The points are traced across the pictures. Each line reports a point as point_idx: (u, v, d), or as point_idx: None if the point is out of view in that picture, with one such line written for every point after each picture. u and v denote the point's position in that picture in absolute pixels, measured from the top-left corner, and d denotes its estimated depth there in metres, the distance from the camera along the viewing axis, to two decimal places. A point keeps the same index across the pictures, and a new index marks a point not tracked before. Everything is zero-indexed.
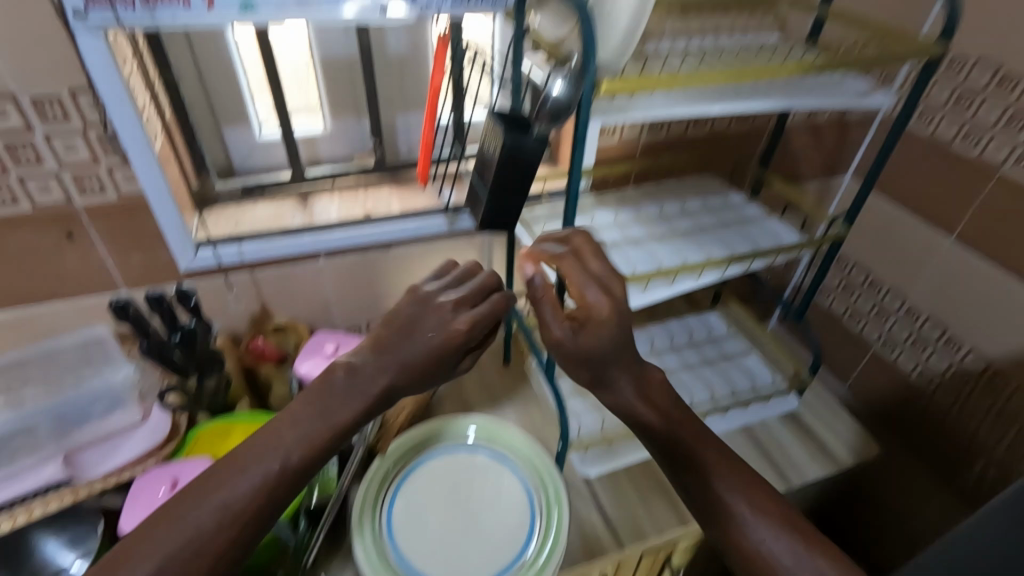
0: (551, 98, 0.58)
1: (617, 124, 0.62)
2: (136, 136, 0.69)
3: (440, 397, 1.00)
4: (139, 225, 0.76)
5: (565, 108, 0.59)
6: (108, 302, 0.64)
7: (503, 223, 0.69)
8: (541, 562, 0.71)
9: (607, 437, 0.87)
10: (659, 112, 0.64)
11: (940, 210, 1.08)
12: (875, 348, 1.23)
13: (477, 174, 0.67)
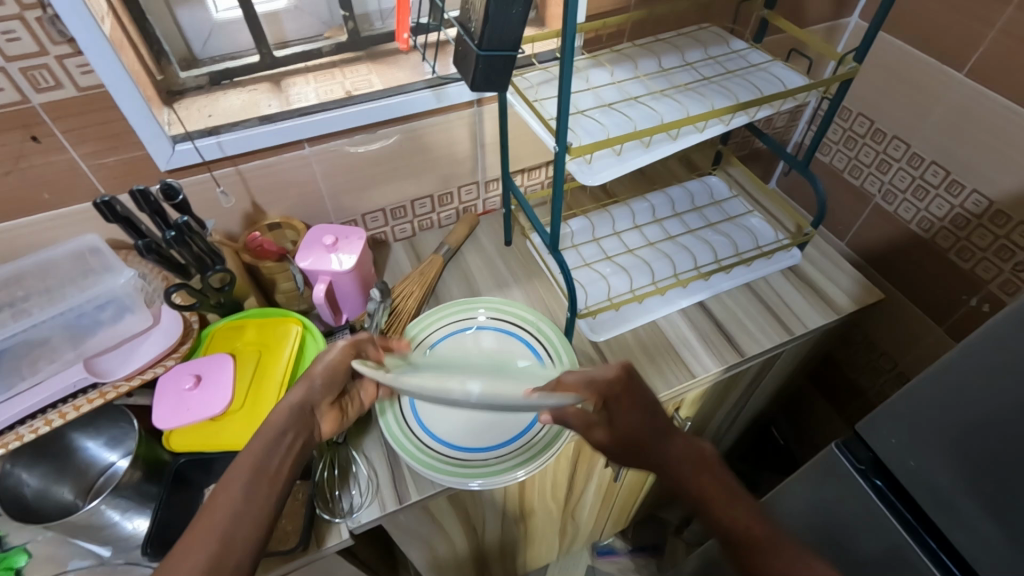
0: None
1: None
2: (79, 14, 0.62)
3: (447, 282, 1.01)
4: (106, 120, 0.71)
5: None
6: (93, 201, 0.61)
7: (497, 85, 0.60)
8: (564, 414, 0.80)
9: (616, 303, 0.90)
10: None
11: (951, 43, 1.01)
12: (876, 200, 1.23)
13: (465, 31, 0.58)
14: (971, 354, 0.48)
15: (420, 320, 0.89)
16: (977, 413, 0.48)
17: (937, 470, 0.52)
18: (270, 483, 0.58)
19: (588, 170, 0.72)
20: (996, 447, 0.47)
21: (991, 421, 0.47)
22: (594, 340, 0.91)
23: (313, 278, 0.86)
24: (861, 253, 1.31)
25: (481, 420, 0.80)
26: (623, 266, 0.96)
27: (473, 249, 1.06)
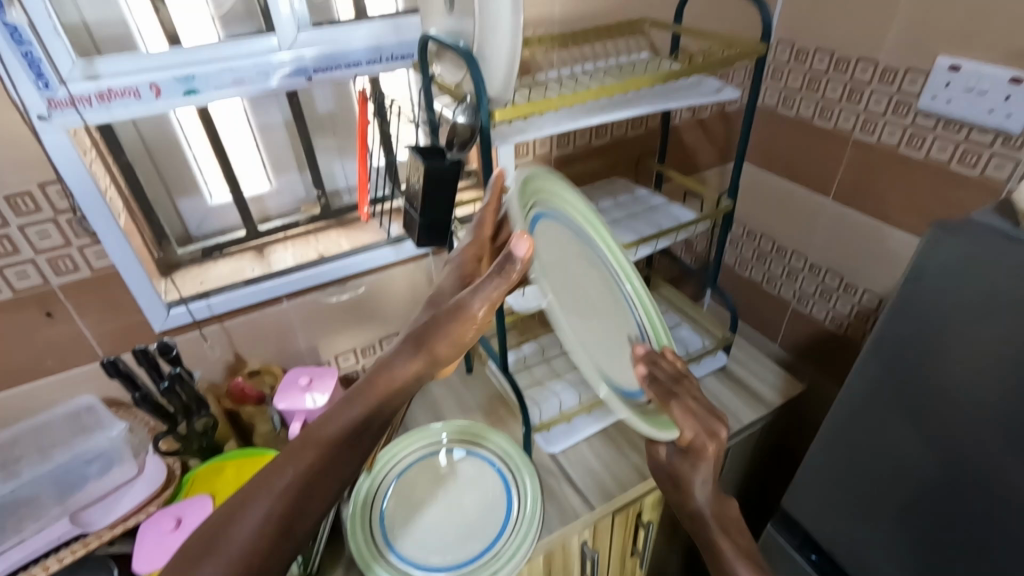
0: (456, 128, 0.69)
1: (523, 142, 0.76)
2: (103, 214, 0.77)
3: (415, 412, 1.10)
4: (112, 294, 0.84)
5: (470, 136, 0.69)
6: (100, 361, 0.72)
7: (439, 242, 0.76)
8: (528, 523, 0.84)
9: (567, 415, 0.99)
10: (553, 129, 0.78)
11: (813, 176, 1.26)
12: (793, 304, 1.41)
13: (410, 205, 0.75)
14: (944, 351, 0.60)
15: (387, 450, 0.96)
16: (956, 409, 0.61)
17: (894, 479, 0.71)
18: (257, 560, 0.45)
19: (523, 301, 0.87)
20: (934, 454, 0.65)
21: (907, 437, 0.68)
22: (550, 452, 0.99)
23: (290, 417, 0.95)
24: (793, 353, 1.45)
25: (450, 540, 0.85)
26: (572, 382, 1.07)
27: (438, 378, 1.16)
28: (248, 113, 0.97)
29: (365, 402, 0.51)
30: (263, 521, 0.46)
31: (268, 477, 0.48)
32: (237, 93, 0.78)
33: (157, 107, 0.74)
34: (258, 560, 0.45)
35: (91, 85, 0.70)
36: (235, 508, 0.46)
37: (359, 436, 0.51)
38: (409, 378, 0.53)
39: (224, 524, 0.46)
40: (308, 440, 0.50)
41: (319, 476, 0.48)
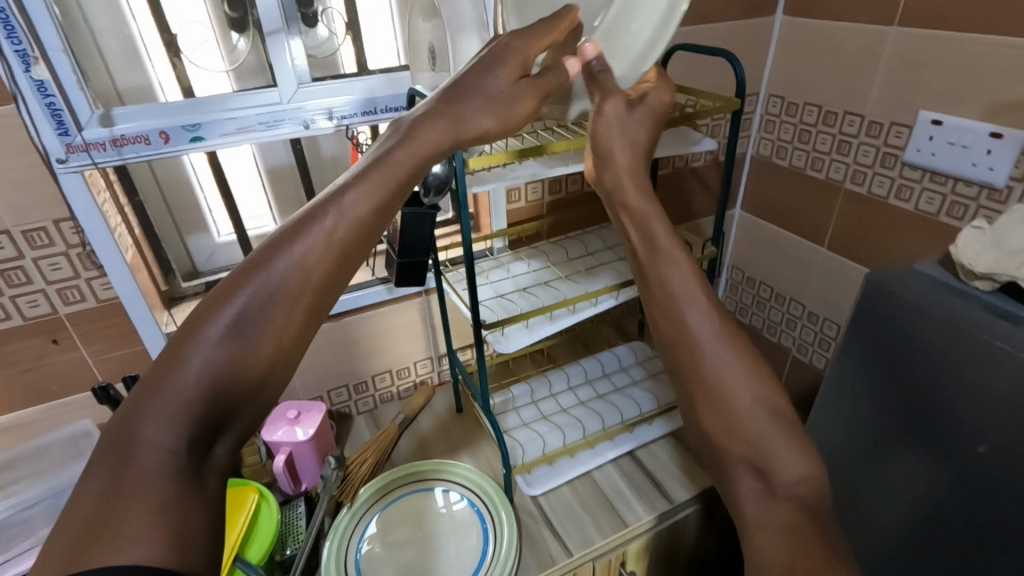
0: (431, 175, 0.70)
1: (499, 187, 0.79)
2: (111, 249, 0.83)
3: (403, 448, 1.11)
4: (115, 324, 0.89)
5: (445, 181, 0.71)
6: (92, 387, 0.75)
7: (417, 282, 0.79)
8: (502, 564, 0.86)
9: (549, 457, 1.00)
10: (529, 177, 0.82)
11: (807, 225, 1.26)
12: (793, 352, 1.39)
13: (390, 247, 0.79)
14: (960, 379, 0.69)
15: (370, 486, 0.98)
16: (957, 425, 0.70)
17: (899, 500, 0.80)
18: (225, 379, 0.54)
19: (503, 341, 0.89)
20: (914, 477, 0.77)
21: (911, 456, 0.77)
22: (530, 494, 0.98)
23: (275, 450, 0.97)
24: (795, 402, 1.42)
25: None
26: (558, 424, 1.07)
27: (428, 416, 1.18)
28: (256, 157, 1.04)
29: (305, 251, 0.58)
30: (201, 380, 0.52)
31: (200, 330, 0.54)
32: (240, 139, 0.84)
33: (165, 151, 0.81)
34: (206, 389, 0.52)
35: (105, 131, 0.76)
36: (183, 345, 0.53)
37: (303, 280, 0.57)
38: (353, 220, 0.59)
39: (170, 369, 0.52)
40: (241, 292, 0.56)
41: (270, 325, 0.56)
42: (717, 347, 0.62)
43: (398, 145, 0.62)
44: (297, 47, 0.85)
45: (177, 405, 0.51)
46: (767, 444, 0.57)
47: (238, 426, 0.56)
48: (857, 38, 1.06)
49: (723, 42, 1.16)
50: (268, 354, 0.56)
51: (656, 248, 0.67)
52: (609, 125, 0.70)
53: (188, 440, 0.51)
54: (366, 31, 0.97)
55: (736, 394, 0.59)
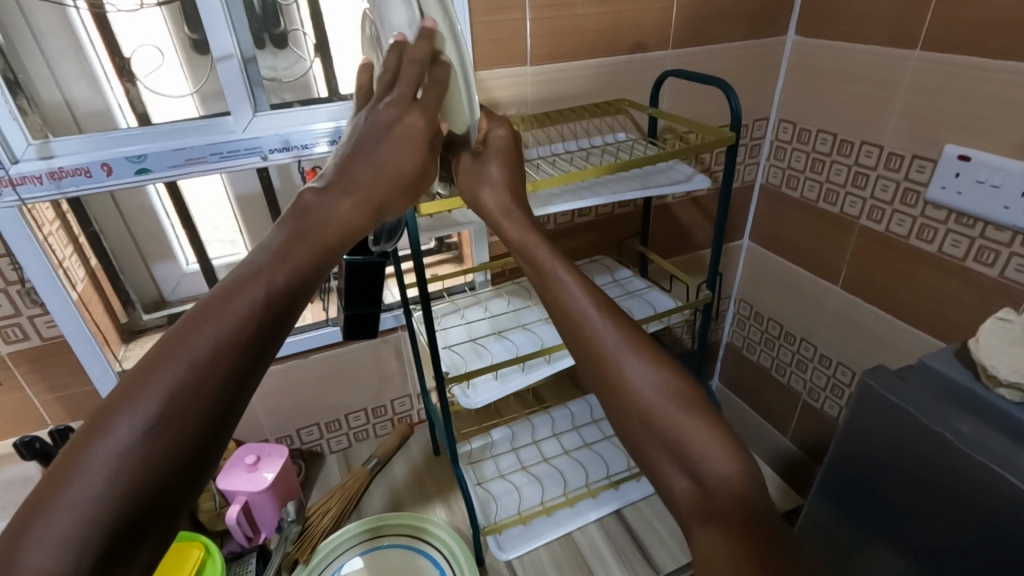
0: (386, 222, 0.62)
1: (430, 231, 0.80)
2: (53, 286, 0.78)
3: (372, 495, 1.04)
4: (62, 364, 0.84)
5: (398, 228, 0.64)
6: (15, 442, 0.70)
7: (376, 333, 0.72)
8: None
9: (524, 517, 0.91)
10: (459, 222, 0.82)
11: (819, 262, 1.16)
12: (803, 396, 1.29)
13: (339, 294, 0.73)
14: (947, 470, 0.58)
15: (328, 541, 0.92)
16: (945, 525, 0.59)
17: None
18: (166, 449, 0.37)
19: (471, 394, 0.81)
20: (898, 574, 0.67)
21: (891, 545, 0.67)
22: (501, 558, 0.89)
23: (230, 498, 0.90)
24: (805, 450, 1.32)
25: None
26: (538, 476, 0.99)
27: (403, 459, 1.10)
28: (224, 184, 0.98)
29: (230, 317, 0.42)
30: (105, 490, 0.35)
31: (103, 429, 0.37)
32: (189, 171, 0.78)
33: (108, 184, 0.75)
34: (134, 480, 0.36)
35: (42, 164, 0.71)
36: (104, 420, 0.37)
37: (253, 335, 0.42)
38: (280, 290, 0.45)
39: (83, 454, 0.36)
40: (156, 371, 0.39)
41: (188, 406, 0.38)
42: (617, 344, 0.52)
43: (321, 211, 0.51)
44: (253, 73, 0.79)
45: (73, 529, 0.34)
46: (685, 438, 0.46)
47: (164, 540, 0.37)
48: (875, 62, 0.96)
49: (728, 64, 1.07)
50: (193, 440, 0.38)
51: (548, 271, 0.58)
52: (467, 178, 0.67)
53: (91, 568, 0.33)
54: (336, 52, 0.91)
55: (637, 385, 0.49)
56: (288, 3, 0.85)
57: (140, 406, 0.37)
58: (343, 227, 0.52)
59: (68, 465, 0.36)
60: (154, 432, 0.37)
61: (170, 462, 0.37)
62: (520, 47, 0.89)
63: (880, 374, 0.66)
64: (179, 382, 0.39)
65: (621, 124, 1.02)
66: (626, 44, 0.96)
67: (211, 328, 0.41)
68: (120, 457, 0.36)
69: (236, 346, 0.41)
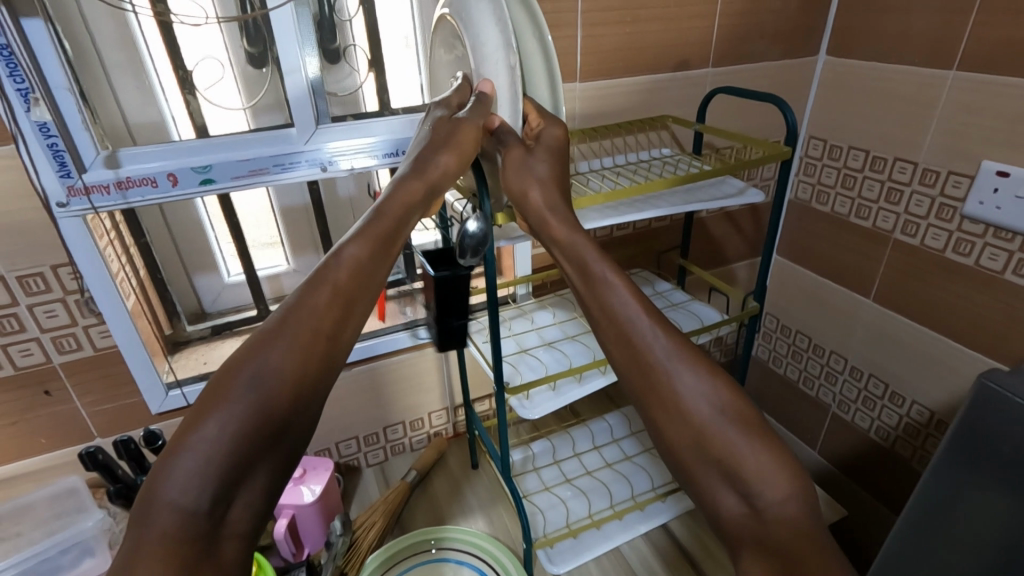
0: (467, 233, 0.69)
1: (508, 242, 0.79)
2: (110, 296, 0.78)
3: (413, 510, 1.03)
4: (113, 374, 0.84)
5: (481, 241, 0.68)
6: (78, 452, 0.69)
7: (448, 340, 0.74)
8: None
9: (573, 530, 0.90)
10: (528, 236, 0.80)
11: (851, 275, 1.18)
12: (833, 409, 1.30)
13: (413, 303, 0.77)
14: None
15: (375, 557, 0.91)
16: None
17: None
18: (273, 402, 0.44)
19: (527, 405, 0.81)
20: None
21: None
22: (553, 572, 0.88)
23: (278, 512, 0.89)
24: (835, 464, 1.32)
25: None
26: (582, 489, 0.99)
27: (441, 472, 1.09)
28: (270, 196, 0.98)
29: (318, 297, 0.50)
30: (221, 437, 0.41)
31: (223, 384, 0.44)
32: (252, 181, 0.79)
33: (173, 194, 0.76)
34: (250, 427, 0.42)
35: (110, 173, 0.72)
36: (228, 375, 0.44)
37: (329, 313, 0.50)
38: (354, 270, 0.53)
39: (213, 402, 0.42)
40: (267, 338, 0.47)
41: (289, 368, 0.46)
42: (672, 361, 0.52)
43: (387, 201, 0.60)
44: (316, 88, 0.82)
45: (198, 466, 0.40)
46: (745, 460, 0.46)
47: (266, 484, 0.44)
48: (910, 81, 0.99)
49: (761, 84, 1.10)
50: (291, 394, 0.46)
51: (604, 282, 0.58)
52: (515, 172, 0.67)
53: (211, 501, 0.40)
54: (390, 67, 0.93)
55: (692, 401, 0.50)
56: (345, 19, 0.87)
57: (257, 365, 0.45)
58: (404, 218, 0.59)
59: (197, 411, 0.42)
60: (270, 390, 0.44)
61: (277, 416, 0.44)
62: (571, 64, 0.91)
63: (1006, 377, 0.52)
64: (274, 350, 0.46)
65: (663, 139, 1.04)
66: (669, 63, 0.99)
67: (305, 304, 0.50)
68: (243, 403, 0.43)
69: (322, 320, 0.49)
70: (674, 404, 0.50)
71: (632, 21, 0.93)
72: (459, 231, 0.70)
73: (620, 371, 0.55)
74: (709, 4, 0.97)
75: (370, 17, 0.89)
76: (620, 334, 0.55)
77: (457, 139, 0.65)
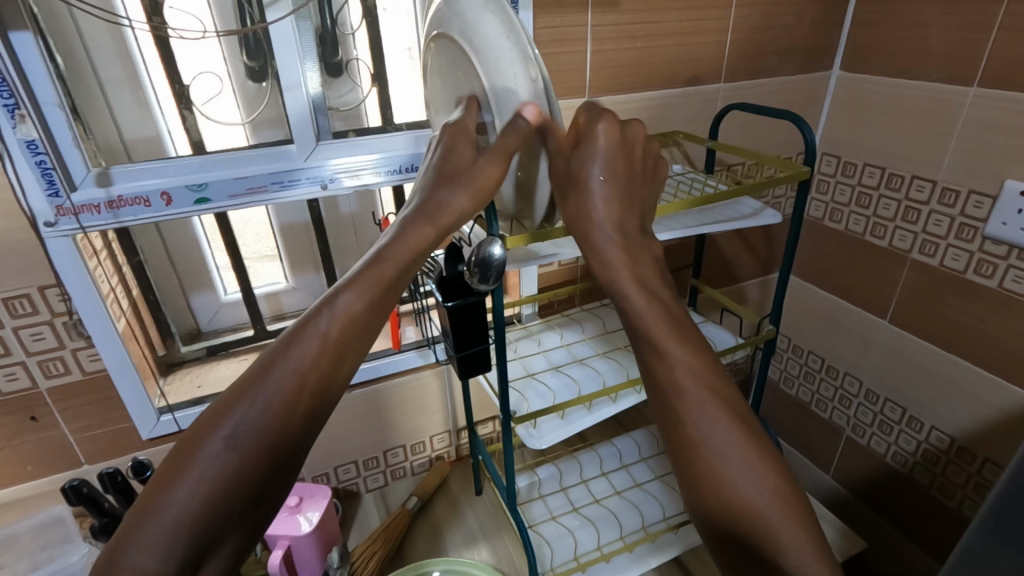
0: (485, 256, 0.61)
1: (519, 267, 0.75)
2: (100, 319, 0.75)
3: (414, 539, 0.99)
4: (102, 400, 0.80)
5: (497, 267, 0.61)
6: (61, 485, 0.65)
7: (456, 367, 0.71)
8: None
9: (581, 564, 0.87)
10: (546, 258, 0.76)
11: (867, 294, 1.15)
12: (847, 432, 1.26)
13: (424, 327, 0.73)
14: None
15: None
16: None
17: None
18: (246, 464, 0.47)
19: (535, 434, 0.77)
20: None
21: None
22: None
23: (273, 545, 0.85)
24: (849, 489, 1.28)
25: None
26: (590, 518, 0.95)
27: (443, 499, 1.06)
28: (270, 213, 0.95)
29: (304, 353, 0.52)
30: (191, 498, 0.45)
31: (197, 443, 0.47)
32: (249, 200, 0.76)
33: (167, 214, 0.73)
34: (218, 490, 0.46)
35: (101, 193, 0.69)
36: (204, 434, 0.47)
37: (308, 371, 0.52)
38: (345, 321, 0.54)
39: (183, 464, 0.46)
40: (244, 397, 0.49)
41: (265, 429, 0.48)
42: (714, 426, 0.55)
43: (390, 244, 0.58)
44: (317, 104, 0.80)
45: (168, 528, 0.44)
46: (771, 527, 0.51)
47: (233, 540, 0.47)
48: (928, 98, 0.97)
49: (774, 99, 1.08)
50: (265, 456, 0.48)
51: (656, 333, 0.59)
52: (573, 193, 0.62)
53: (177, 565, 0.43)
54: (394, 82, 0.90)
55: (732, 472, 0.53)
56: (347, 32, 0.85)
57: (231, 429, 0.48)
58: (404, 267, 0.58)
59: (171, 469, 0.46)
60: (246, 453, 0.47)
61: (250, 476, 0.47)
62: (581, 78, 0.88)
63: None
64: (251, 409, 0.49)
65: (675, 155, 1.01)
66: (681, 77, 0.97)
67: (287, 360, 0.51)
68: (212, 468, 0.46)
69: (304, 379, 0.51)
70: (708, 462, 0.54)
71: (643, 36, 0.90)
72: (474, 249, 0.62)
73: (663, 429, 0.58)
74: (721, 18, 0.95)
75: (373, 30, 0.86)
76: (667, 392, 0.58)
77: (479, 178, 0.59)
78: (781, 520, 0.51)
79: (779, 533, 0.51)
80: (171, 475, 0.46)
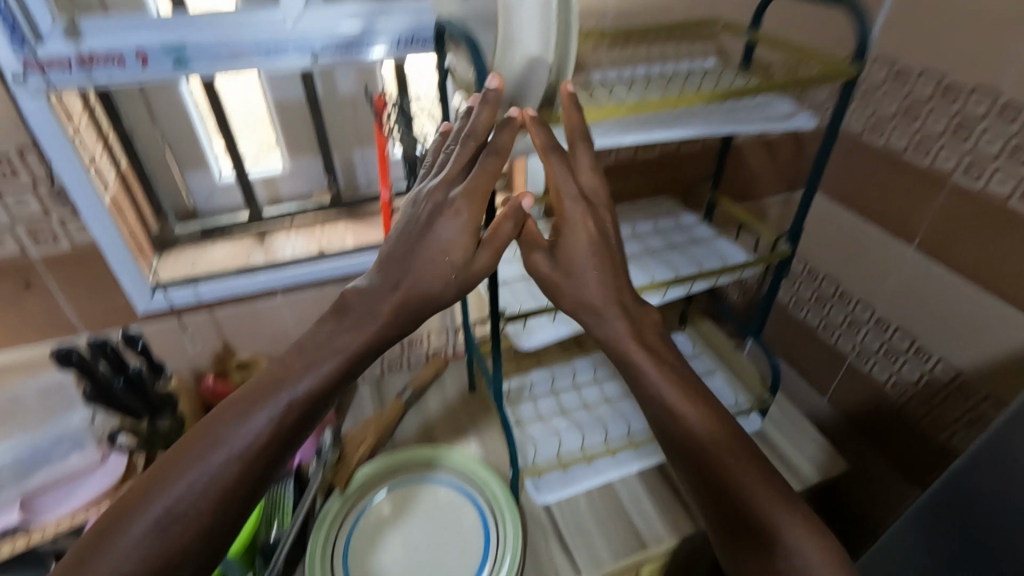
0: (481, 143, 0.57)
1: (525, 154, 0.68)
2: (85, 188, 0.72)
3: (406, 427, 1.02)
4: (95, 272, 0.80)
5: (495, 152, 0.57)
6: (51, 350, 0.65)
7: None
8: None
9: (563, 463, 0.89)
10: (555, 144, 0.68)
11: (897, 220, 1.08)
12: (850, 359, 1.24)
13: None
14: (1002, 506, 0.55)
15: (359, 475, 0.88)
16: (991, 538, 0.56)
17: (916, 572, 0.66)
18: (226, 484, 0.47)
19: (524, 335, 0.76)
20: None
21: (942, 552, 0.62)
22: (537, 501, 0.87)
23: None
24: (843, 414, 1.28)
25: None
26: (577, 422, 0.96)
27: (436, 393, 1.07)
28: (263, 88, 0.89)
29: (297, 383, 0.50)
30: (170, 506, 0.46)
31: (188, 446, 0.48)
32: (233, 66, 0.71)
33: (144, 77, 0.68)
34: (201, 498, 0.47)
35: (71, 47, 0.64)
36: (199, 434, 0.48)
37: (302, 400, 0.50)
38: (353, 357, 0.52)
39: (167, 468, 0.47)
40: (246, 405, 0.50)
41: (256, 446, 0.48)
42: (705, 430, 0.56)
43: (410, 276, 0.54)
44: None
45: (148, 529, 0.45)
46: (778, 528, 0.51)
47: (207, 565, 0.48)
48: None
49: None
50: (250, 472, 0.48)
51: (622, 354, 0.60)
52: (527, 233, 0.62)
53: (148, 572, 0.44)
54: None
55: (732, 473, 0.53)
56: None
57: (217, 445, 0.48)
58: (416, 304, 0.54)
59: (155, 475, 0.47)
60: (227, 474, 0.47)
61: (231, 501, 0.48)
62: None
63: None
64: (236, 427, 0.48)
65: (707, 49, 0.91)
66: None
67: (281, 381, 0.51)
68: (193, 478, 0.47)
69: (303, 398, 0.50)
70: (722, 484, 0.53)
71: None
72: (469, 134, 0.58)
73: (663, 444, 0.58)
74: None
75: None
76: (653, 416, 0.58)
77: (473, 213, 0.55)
78: (788, 529, 0.51)
79: (792, 543, 0.51)
80: (157, 484, 0.47)
